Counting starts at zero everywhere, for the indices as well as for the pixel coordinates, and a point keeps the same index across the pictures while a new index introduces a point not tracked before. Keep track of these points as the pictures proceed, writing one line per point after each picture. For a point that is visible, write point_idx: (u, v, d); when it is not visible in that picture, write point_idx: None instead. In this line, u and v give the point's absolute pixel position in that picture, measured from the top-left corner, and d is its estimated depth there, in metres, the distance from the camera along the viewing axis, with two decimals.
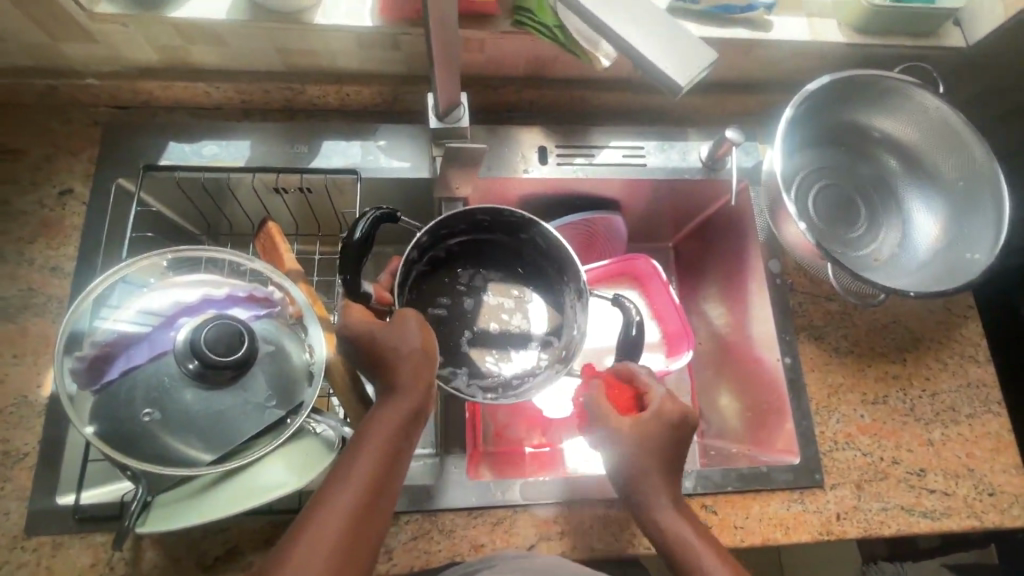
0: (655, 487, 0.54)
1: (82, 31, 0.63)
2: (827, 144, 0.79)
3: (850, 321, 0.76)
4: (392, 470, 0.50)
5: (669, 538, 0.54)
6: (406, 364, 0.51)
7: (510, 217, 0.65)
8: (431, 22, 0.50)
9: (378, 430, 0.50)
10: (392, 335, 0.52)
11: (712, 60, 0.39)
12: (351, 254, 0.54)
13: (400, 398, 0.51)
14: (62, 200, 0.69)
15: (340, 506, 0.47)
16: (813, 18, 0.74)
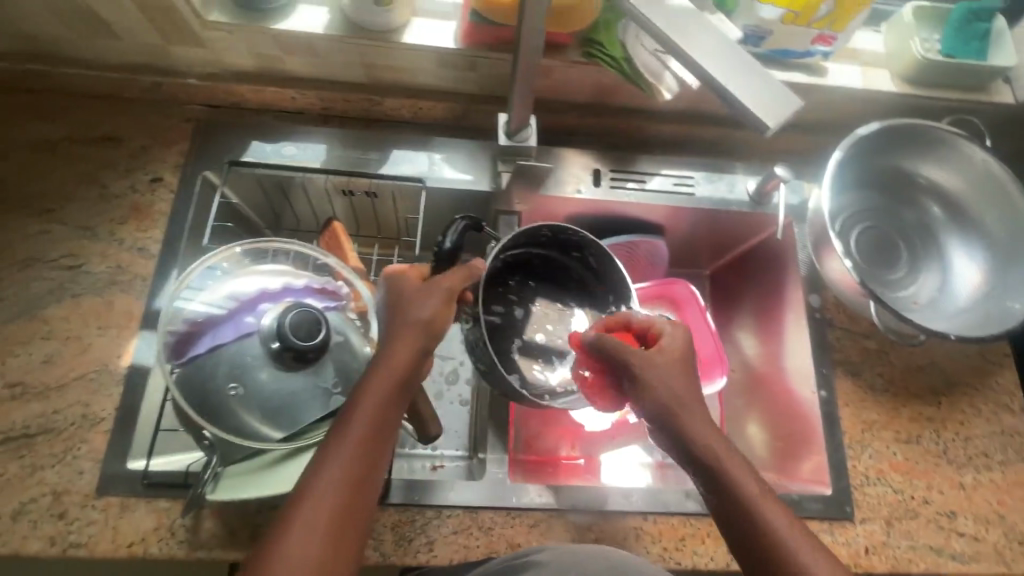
0: (693, 417, 0.54)
1: (193, 36, 0.70)
2: (872, 188, 0.82)
3: (887, 360, 0.78)
4: (384, 434, 0.51)
5: (716, 476, 0.53)
6: (404, 332, 0.53)
7: (571, 234, 0.70)
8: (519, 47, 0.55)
9: (369, 397, 0.51)
10: (405, 309, 0.54)
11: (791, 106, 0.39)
12: (444, 261, 0.60)
13: (392, 365, 0.52)
14: (152, 186, 0.75)
15: (333, 473, 0.48)
16: (866, 67, 0.78)
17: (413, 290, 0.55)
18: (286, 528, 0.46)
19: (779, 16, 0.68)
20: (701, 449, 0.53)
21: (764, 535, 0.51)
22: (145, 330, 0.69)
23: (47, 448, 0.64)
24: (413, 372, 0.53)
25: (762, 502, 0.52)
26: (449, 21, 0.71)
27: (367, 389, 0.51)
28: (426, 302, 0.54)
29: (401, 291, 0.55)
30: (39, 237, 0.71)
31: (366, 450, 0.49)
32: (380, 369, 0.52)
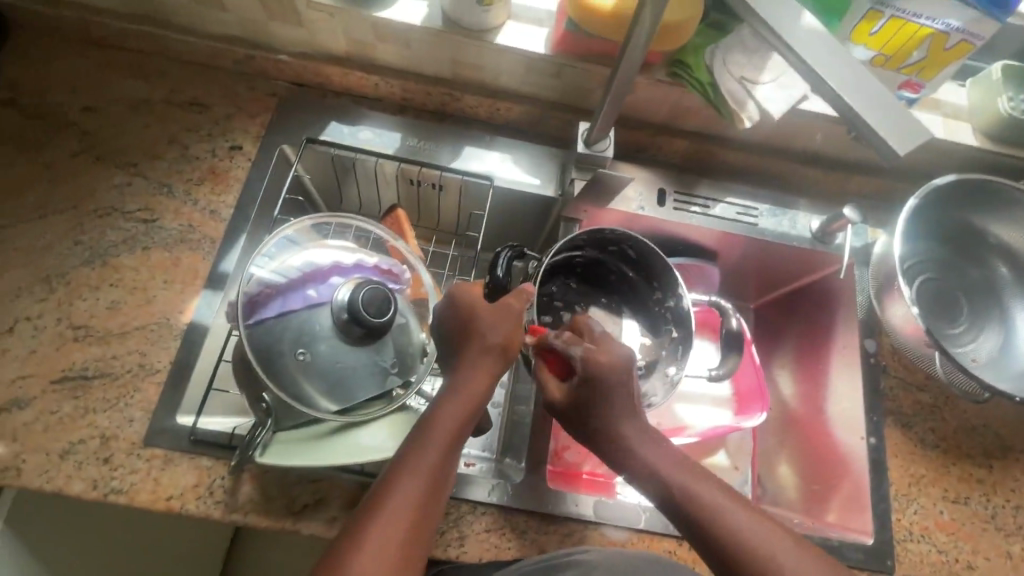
0: (644, 445, 0.54)
1: (295, 14, 0.72)
2: (935, 241, 0.81)
3: (939, 415, 0.76)
4: (453, 455, 0.51)
5: (686, 505, 0.51)
6: (484, 355, 0.55)
7: (608, 238, 0.71)
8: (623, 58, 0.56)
9: (446, 416, 0.52)
10: (476, 326, 0.56)
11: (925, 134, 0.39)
12: (499, 289, 0.63)
13: (469, 387, 0.53)
14: (231, 153, 0.77)
15: (410, 487, 0.48)
16: (948, 118, 0.77)
17: (493, 312, 0.57)
18: (360, 537, 0.46)
19: (869, 58, 0.70)
20: (674, 479, 0.52)
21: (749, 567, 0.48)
22: (208, 290, 0.70)
23: (100, 393, 0.65)
24: (486, 398, 0.54)
25: (743, 530, 0.49)
26: (541, 28, 0.73)
27: (444, 407, 0.52)
28: (507, 324, 0.56)
29: (475, 302, 0.57)
30: (119, 188, 0.74)
31: (439, 469, 0.50)
32: (456, 390, 0.54)
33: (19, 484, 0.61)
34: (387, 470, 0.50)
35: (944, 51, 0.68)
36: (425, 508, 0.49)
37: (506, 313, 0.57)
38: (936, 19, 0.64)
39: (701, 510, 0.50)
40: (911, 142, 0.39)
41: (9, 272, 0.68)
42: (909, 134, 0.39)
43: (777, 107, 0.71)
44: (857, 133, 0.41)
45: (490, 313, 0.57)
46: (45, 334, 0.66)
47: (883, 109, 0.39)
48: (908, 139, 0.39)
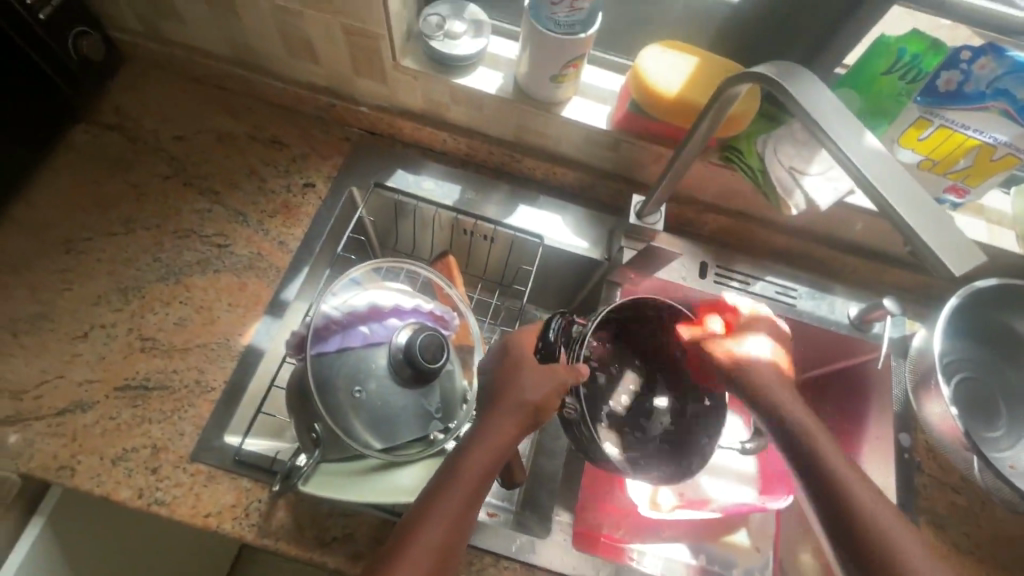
0: (830, 446, 0.59)
1: (381, 73, 0.79)
2: (977, 341, 0.81)
3: (975, 520, 0.75)
4: (474, 504, 0.52)
5: (842, 503, 0.55)
6: (513, 410, 0.57)
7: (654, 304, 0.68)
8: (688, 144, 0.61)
9: (470, 465, 0.53)
10: (517, 383, 0.58)
11: (982, 254, 0.41)
12: (548, 354, 0.64)
13: (494, 438, 0.55)
14: (304, 190, 0.83)
15: (430, 536, 0.49)
16: (991, 224, 0.79)
17: (528, 369, 0.59)
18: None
19: (916, 161, 0.74)
20: (839, 473, 0.56)
21: (856, 516, 0.53)
22: (268, 316, 0.75)
23: (157, 404, 0.68)
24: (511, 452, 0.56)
25: (874, 508, 0.54)
26: (605, 105, 0.78)
27: (469, 456, 0.54)
28: (545, 382, 0.58)
29: (521, 359, 0.61)
30: (200, 213, 0.80)
31: (460, 518, 0.51)
32: (482, 438, 0.55)
33: (72, 485, 0.64)
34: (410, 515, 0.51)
35: (990, 162, 0.71)
36: (442, 558, 0.49)
37: (542, 372, 0.59)
38: (984, 131, 0.68)
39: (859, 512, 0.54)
40: (968, 265, 0.40)
41: (91, 281, 0.74)
42: (965, 253, 0.41)
43: (824, 198, 0.73)
44: (913, 247, 0.43)
45: (531, 373, 0.59)
46: (115, 342, 0.71)
47: (941, 228, 0.41)
48: (963, 261, 0.41)
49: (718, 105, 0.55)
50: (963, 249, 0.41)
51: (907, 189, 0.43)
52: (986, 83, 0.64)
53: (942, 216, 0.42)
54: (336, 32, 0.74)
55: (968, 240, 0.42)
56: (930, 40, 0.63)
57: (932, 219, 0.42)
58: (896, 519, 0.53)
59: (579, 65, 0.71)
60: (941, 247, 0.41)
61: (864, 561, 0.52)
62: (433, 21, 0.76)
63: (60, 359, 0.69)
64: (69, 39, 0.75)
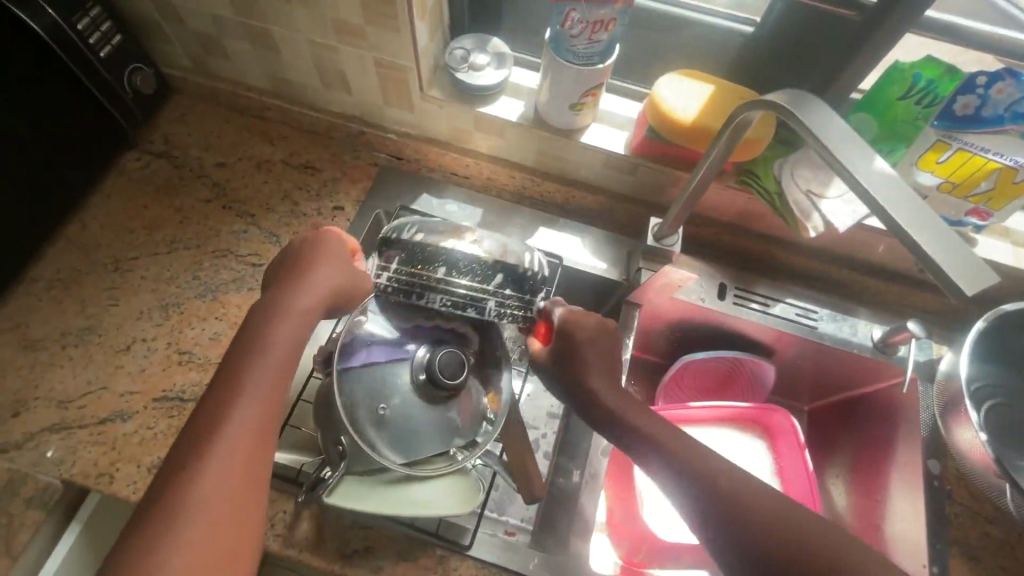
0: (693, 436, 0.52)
1: (409, 103, 0.83)
2: (1013, 367, 0.79)
3: (1010, 552, 0.72)
4: (281, 388, 0.50)
5: (720, 497, 0.48)
6: (316, 281, 0.56)
7: (466, 309, 0.63)
8: (709, 158, 0.62)
9: (273, 351, 0.51)
10: (302, 279, 0.56)
11: (993, 274, 0.41)
12: None
13: (295, 309, 0.54)
14: (334, 213, 0.87)
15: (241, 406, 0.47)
16: (1018, 247, 0.78)
17: (324, 251, 0.60)
18: (194, 470, 0.44)
19: (936, 184, 0.73)
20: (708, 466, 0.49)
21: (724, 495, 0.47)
22: None
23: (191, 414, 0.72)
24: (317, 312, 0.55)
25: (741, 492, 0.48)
26: (623, 132, 0.81)
27: (266, 325, 0.52)
28: (344, 269, 0.59)
29: (315, 257, 0.59)
30: (235, 235, 0.84)
31: (273, 382, 0.50)
32: (280, 325, 0.52)
33: (109, 491, 0.67)
34: (206, 395, 0.48)
35: (1012, 185, 0.70)
36: (260, 433, 0.47)
37: (342, 255, 0.60)
38: (1004, 154, 0.68)
39: (732, 505, 0.47)
40: (980, 284, 0.41)
41: (135, 299, 0.78)
42: (976, 273, 0.41)
43: (841, 221, 0.72)
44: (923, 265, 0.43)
45: (320, 266, 0.58)
46: (154, 355, 0.75)
47: (954, 251, 0.42)
48: (975, 281, 0.41)
49: (732, 128, 0.57)
50: (976, 268, 0.41)
51: (917, 211, 0.44)
52: (1004, 107, 0.64)
53: (954, 239, 0.42)
54: (368, 66, 0.78)
55: (980, 260, 0.42)
56: (943, 66, 0.65)
57: (945, 242, 0.42)
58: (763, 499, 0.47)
59: (598, 94, 0.74)
60: (953, 269, 0.41)
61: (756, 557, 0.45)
62: (458, 53, 0.80)
63: (103, 371, 0.73)
64: (124, 74, 0.81)
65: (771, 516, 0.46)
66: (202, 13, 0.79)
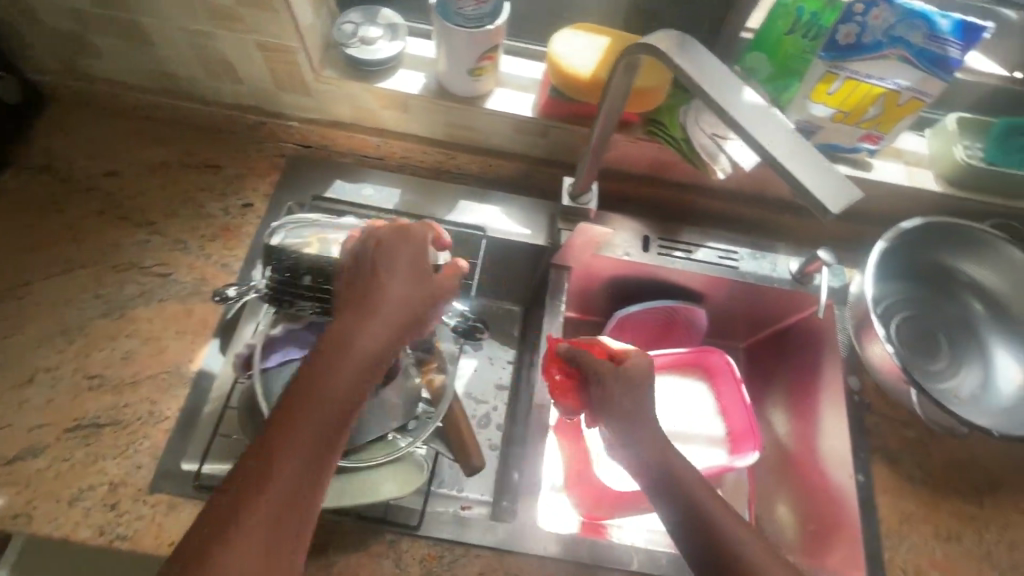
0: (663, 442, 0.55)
1: (303, 87, 0.79)
2: (914, 281, 0.84)
3: (927, 452, 0.77)
4: (321, 466, 0.45)
5: (681, 502, 0.52)
6: (377, 326, 0.49)
7: None
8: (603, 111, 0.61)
9: (318, 420, 0.45)
10: (371, 310, 0.49)
11: (856, 196, 0.43)
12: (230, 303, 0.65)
13: (355, 362, 0.47)
14: (243, 211, 0.83)
15: (284, 480, 0.43)
16: (911, 167, 0.82)
17: (393, 275, 0.51)
18: (226, 547, 0.41)
19: (829, 115, 0.75)
20: (674, 472, 0.54)
21: (683, 498, 0.52)
22: (217, 339, 0.74)
23: (111, 439, 0.68)
24: (378, 364, 0.48)
25: (704, 498, 0.52)
26: (528, 94, 0.80)
27: (320, 378, 0.46)
28: (415, 291, 0.51)
29: (382, 273, 0.51)
30: (138, 246, 0.79)
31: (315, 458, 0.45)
32: (329, 386, 0.46)
33: (30, 531, 0.63)
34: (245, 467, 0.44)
35: (898, 107, 0.73)
36: (294, 515, 0.43)
37: (414, 282, 0.51)
38: (886, 78, 0.70)
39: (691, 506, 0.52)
40: (843, 204, 0.43)
41: (32, 326, 0.73)
42: (839, 193, 0.43)
43: (747, 160, 0.76)
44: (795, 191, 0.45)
45: (393, 288, 0.50)
46: (62, 384, 0.70)
47: (826, 177, 0.43)
48: (840, 201, 0.43)
49: (624, 66, 0.56)
50: (840, 189, 0.43)
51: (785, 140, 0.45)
52: (882, 33, 0.67)
53: (821, 163, 0.44)
54: (252, 51, 0.74)
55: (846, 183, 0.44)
56: None
57: (812, 165, 0.44)
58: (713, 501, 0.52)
59: (495, 58, 0.73)
60: (830, 194, 0.43)
61: (706, 550, 0.50)
62: (348, 29, 0.76)
63: (6, 408, 0.68)
64: None
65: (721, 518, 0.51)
66: (60, 9, 0.72)
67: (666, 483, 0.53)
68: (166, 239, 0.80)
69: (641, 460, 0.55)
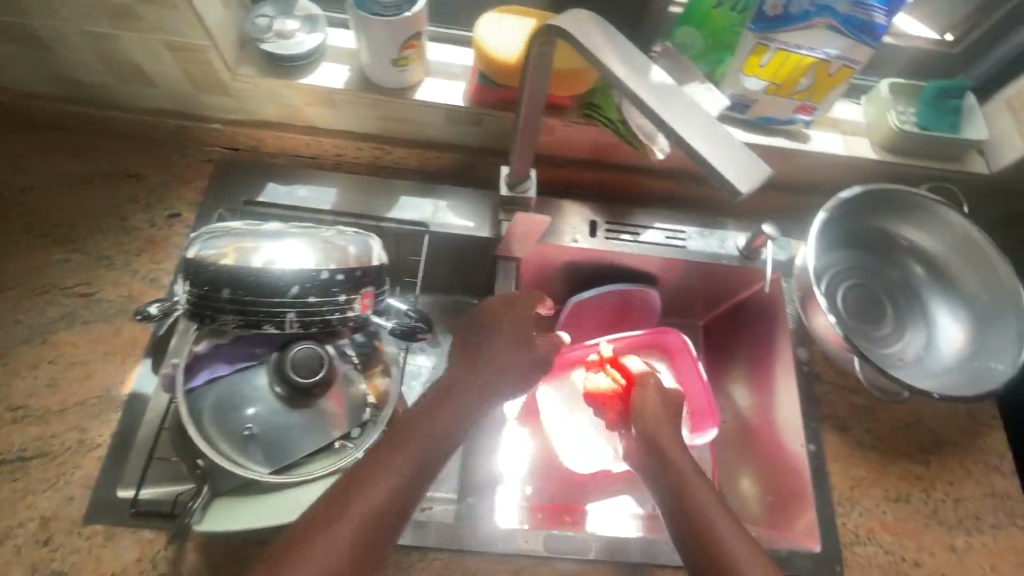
0: (676, 452, 0.62)
1: (222, 87, 0.75)
2: (857, 249, 0.85)
3: (875, 417, 0.79)
4: (397, 514, 0.51)
5: (685, 503, 0.58)
6: (471, 399, 0.58)
7: (263, 325, 0.57)
8: (524, 95, 0.59)
9: (403, 469, 0.52)
10: (465, 379, 0.60)
11: (764, 173, 0.42)
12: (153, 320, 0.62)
13: (443, 421, 0.56)
14: (171, 221, 0.79)
15: (361, 516, 0.49)
16: (847, 136, 0.82)
17: (495, 349, 0.63)
18: (307, 558, 0.47)
19: (762, 88, 0.75)
20: (683, 479, 0.60)
21: (687, 500, 0.58)
22: (148, 358, 0.71)
23: (38, 472, 0.64)
24: (457, 441, 0.57)
25: (702, 501, 0.57)
26: (458, 81, 0.77)
27: (422, 433, 0.54)
28: (512, 364, 0.62)
29: (482, 349, 0.63)
30: (58, 265, 0.75)
31: (392, 504, 0.51)
32: (420, 442, 0.54)
33: None
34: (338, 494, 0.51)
35: (829, 76, 0.73)
36: (368, 549, 0.49)
37: (512, 357, 0.62)
38: (816, 48, 0.69)
39: (691, 508, 0.57)
40: (751, 182, 0.41)
41: None
42: (747, 171, 0.42)
43: None
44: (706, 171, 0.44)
45: (488, 362, 0.61)
46: None
47: (732, 155, 0.42)
48: (749, 178, 0.41)
49: (539, 45, 0.53)
50: (747, 167, 0.42)
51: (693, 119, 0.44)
52: (808, 2, 0.66)
53: (729, 140, 0.43)
54: (161, 52, 0.70)
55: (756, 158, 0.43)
56: None
57: (718, 143, 0.43)
58: (714, 508, 0.57)
59: (418, 45, 0.70)
60: (739, 175, 0.42)
61: (697, 547, 0.55)
62: (262, 22, 0.72)
63: None
64: None
65: (721, 524, 0.56)
66: None
67: (678, 489, 0.59)
68: (88, 256, 0.76)
69: (662, 463, 0.62)
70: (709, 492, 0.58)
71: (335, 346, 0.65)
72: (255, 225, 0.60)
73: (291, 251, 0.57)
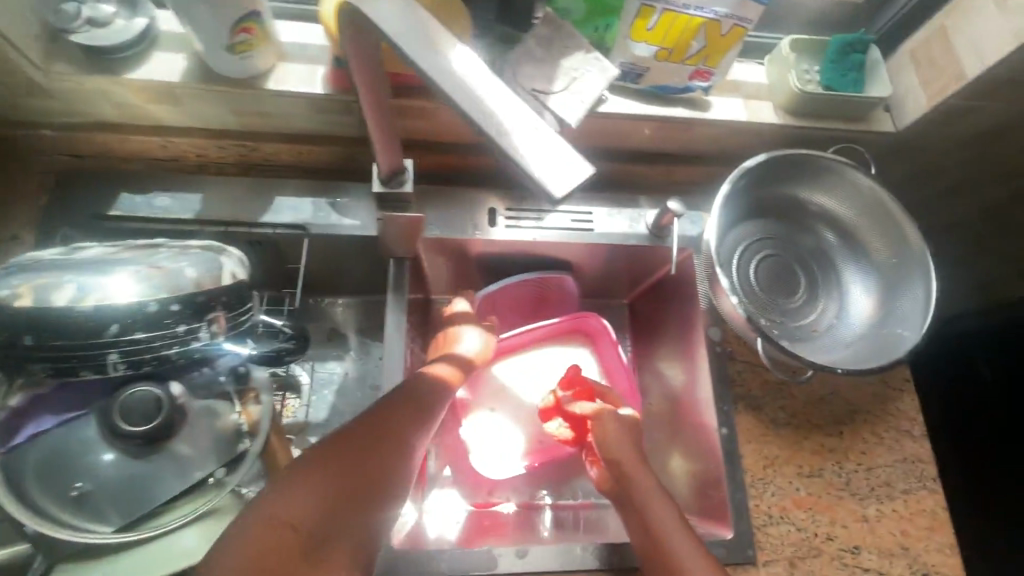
0: (643, 475, 0.63)
1: (40, 88, 0.65)
2: (769, 218, 0.81)
3: (788, 393, 0.77)
4: (357, 501, 0.49)
5: (645, 514, 0.60)
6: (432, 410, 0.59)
7: (81, 372, 0.50)
8: (361, 90, 0.52)
9: (367, 459, 0.51)
10: (424, 401, 0.60)
11: (584, 173, 0.39)
12: None
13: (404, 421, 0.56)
14: (5, 246, 0.69)
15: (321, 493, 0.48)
16: (749, 100, 0.77)
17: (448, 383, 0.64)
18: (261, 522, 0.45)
19: (653, 53, 0.68)
20: (645, 493, 0.62)
21: (647, 511, 0.60)
22: None
23: None
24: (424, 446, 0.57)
25: (659, 513, 0.60)
26: (318, 65, 0.69)
27: (389, 434, 0.55)
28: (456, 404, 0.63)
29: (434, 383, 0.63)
30: None
31: (352, 489, 0.49)
32: (382, 437, 0.54)
33: None
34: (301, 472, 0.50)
35: (722, 37, 0.67)
36: (322, 530, 0.46)
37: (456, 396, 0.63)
38: (704, 7, 0.64)
39: (650, 522, 0.59)
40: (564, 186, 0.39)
41: None
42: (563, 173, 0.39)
43: (574, 114, 0.68)
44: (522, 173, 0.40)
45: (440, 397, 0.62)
46: None
47: (549, 152, 0.39)
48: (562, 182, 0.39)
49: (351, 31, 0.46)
50: (561, 169, 0.39)
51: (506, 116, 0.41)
52: None
53: (546, 137, 0.40)
54: None
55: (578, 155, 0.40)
56: None
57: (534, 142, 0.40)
58: (677, 526, 0.59)
59: (255, 28, 0.61)
60: (551, 176, 0.39)
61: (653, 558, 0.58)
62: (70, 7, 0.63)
63: None
64: None
65: (679, 537, 0.58)
66: None
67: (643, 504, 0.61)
68: None
69: (625, 481, 0.63)
70: (666, 508, 0.60)
71: (187, 381, 0.57)
72: (67, 256, 0.52)
73: (112, 284, 0.49)
